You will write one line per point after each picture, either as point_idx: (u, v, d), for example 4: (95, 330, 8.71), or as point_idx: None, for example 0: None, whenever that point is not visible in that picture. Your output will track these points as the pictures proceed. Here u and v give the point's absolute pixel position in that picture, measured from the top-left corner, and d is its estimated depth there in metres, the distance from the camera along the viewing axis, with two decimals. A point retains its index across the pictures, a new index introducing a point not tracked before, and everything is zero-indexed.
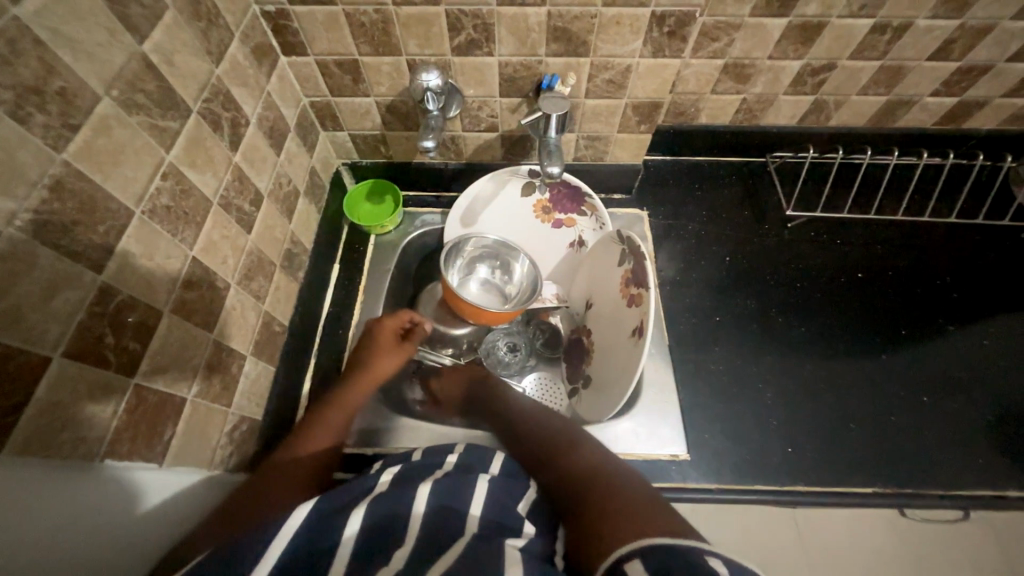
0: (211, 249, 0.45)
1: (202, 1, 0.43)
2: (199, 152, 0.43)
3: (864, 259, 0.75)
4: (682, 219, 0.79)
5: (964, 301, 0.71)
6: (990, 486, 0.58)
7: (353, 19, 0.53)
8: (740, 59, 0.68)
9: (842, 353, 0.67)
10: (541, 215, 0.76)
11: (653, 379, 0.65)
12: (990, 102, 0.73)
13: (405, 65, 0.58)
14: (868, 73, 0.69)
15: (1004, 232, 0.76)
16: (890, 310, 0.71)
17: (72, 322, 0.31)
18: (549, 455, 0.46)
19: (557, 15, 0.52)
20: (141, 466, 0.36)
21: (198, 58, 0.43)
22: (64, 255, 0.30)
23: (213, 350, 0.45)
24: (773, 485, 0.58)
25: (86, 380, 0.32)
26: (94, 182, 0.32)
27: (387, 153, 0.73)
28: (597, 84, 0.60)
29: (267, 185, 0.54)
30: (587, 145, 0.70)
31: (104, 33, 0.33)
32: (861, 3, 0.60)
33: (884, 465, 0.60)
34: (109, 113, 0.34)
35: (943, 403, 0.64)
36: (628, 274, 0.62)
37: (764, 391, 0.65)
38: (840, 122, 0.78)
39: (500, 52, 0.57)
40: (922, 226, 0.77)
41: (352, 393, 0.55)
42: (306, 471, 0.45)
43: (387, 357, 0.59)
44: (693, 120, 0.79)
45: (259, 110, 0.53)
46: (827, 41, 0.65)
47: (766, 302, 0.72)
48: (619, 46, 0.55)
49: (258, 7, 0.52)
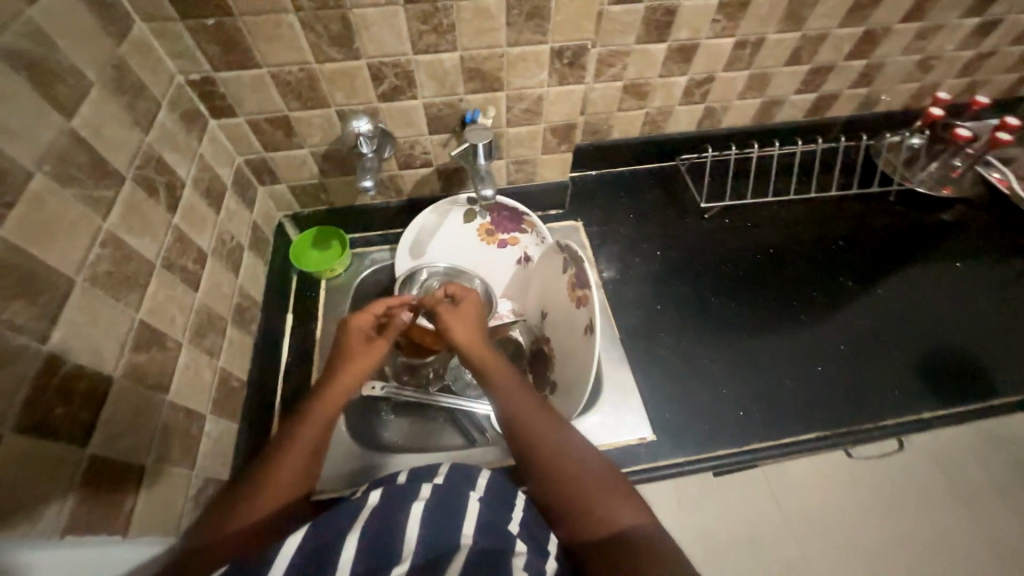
0: (158, 310, 0.45)
1: (126, 77, 0.45)
2: (136, 218, 0.44)
3: (773, 236, 0.85)
4: (614, 224, 0.87)
5: (858, 259, 0.82)
6: (909, 412, 0.66)
7: (279, 79, 0.57)
8: (636, 80, 0.77)
9: (769, 319, 0.75)
10: (486, 238, 0.80)
11: (611, 372, 0.70)
12: (841, 93, 0.87)
13: (335, 115, 0.62)
14: (741, 81, 0.81)
15: (877, 197, 0.90)
16: (802, 276, 0.80)
17: (19, 397, 0.30)
18: (548, 457, 0.45)
19: (469, 58, 0.59)
20: (103, 540, 0.35)
21: (127, 129, 0.44)
22: (6, 329, 0.30)
23: (170, 411, 0.44)
24: (732, 448, 0.64)
25: (37, 458, 0.31)
26: (32, 255, 0.33)
27: (328, 200, 0.75)
28: (515, 113, 0.67)
29: (210, 243, 0.55)
30: (517, 169, 0.77)
31: (31, 113, 0.34)
32: (722, 25, 0.72)
33: (821, 411, 0.67)
34: (42, 188, 0.34)
35: (859, 348, 0.72)
36: (572, 279, 0.67)
37: (711, 365, 0.71)
38: (730, 123, 0.90)
39: (423, 94, 0.62)
40: (813, 202, 0.90)
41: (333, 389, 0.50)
42: (301, 475, 0.44)
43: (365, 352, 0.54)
44: (608, 136, 0.88)
45: (194, 172, 0.54)
46: (703, 58, 0.76)
47: (698, 285, 0.79)
48: (528, 79, 0.62)
49: (182, 77, 0.54)
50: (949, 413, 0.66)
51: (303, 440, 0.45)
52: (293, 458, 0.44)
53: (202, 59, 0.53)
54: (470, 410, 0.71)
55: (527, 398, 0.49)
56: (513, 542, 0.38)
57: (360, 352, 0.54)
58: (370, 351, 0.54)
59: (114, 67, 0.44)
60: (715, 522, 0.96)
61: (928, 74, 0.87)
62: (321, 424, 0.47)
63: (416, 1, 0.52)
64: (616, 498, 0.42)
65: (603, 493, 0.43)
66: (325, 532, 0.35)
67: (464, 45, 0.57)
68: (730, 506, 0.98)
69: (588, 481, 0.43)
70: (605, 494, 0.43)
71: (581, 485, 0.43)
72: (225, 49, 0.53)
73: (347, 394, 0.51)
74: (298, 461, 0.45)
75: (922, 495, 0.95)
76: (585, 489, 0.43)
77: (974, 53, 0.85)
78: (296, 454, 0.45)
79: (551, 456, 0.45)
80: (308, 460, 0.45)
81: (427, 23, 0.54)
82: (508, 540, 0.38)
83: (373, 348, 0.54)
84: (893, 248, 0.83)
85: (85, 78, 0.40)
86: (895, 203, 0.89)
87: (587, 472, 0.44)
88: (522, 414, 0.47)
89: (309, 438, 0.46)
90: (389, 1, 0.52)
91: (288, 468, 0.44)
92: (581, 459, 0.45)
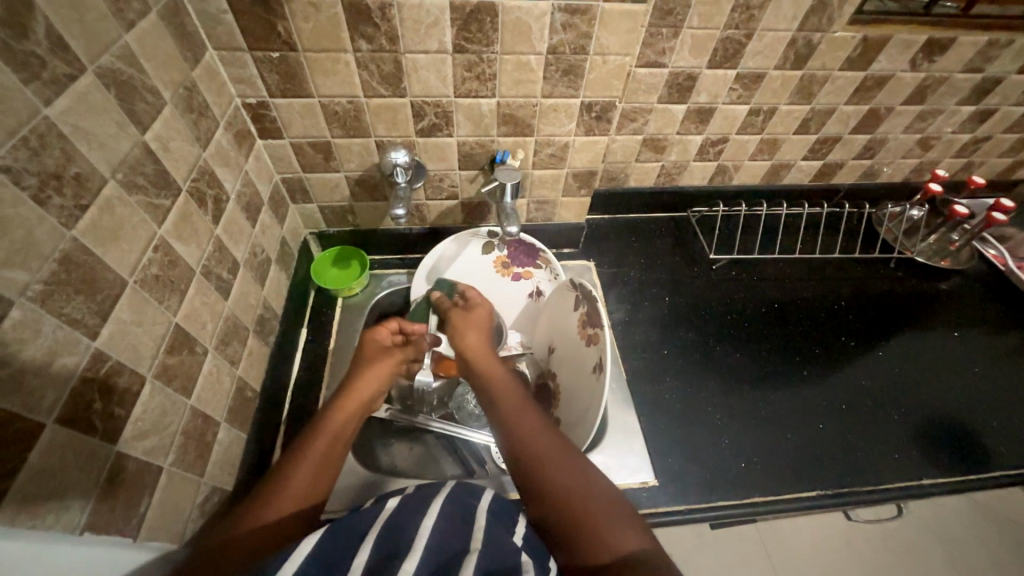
0: (193, 315, 0.47)
1: (194, 97, 0.49)
2: (186, 226, 0.46)
3: (778, 291, 0.88)
4: (625, 267, 0.90)
5: (859, 321, 0.84)
6: (909, 477, 0.67)
7: (327, 108, 0.61)
8: (655, 135, 0.82)
9: (771, 372, 0.77)
10: (501, 269, 0.83)
11: (616, 413, 0.71)
12: (846, 163, 0.93)
13: (374, 144, 0.66)
14: (753, 144, 0.86)
15: (878, 262, 0.93)
16: (805, 332, 0.82)
17: (66, 388, 0.32)
18: (564, 479, 0.44)
19: (505, 104, 0.63)
20: (117, 540, 0.36)
21: (189, 144, 0.48)
22: (65, 322, 0.32)
23: (190, 415, 0.45)
24: (733, 499, 0.64)
25: (73, 449, 0.32)
26: (96, 255, 0.35)
27: (354, 222, 0.78)
28: (541, 157, 0.71)
29: (243, 255, 0.57)
30: (537, 208, 0.80)
31: (115, 126, 0.38)
32: (738, 94, 0.77)
33: (822, 469, 0.67)
34: (113, 194, 0.37)
35: (860, 409, 0.73)
36: (583, 317, 0.68)
37: (713, 414, 0.72)
38: (740, 181, 0.94)
39: (458, 133, 0.66)
40: (817, 262, 0.93)
41: (346, 399, 0.54)
42: (313, 483, 0.45)
43: (375, 364, 0.59)
44: (625, 184, 0.92)
45: (238, 186, 0.57)
46: (718, 121, 0.81)
47: (704, 333, 0.81)
48: (558, 127, 0.67)
49: (239, 100, 0.58)
50: (949, 481, 0.67)
51: (315, 448, 0.47)
52: (304, 468, 0.46)
53: (261, 86, 0.57)
54: (470, 439, 0.72)
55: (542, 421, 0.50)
56: (519, 555, 0.37)
57: (374, 363, 0.59)
58: (383, 361, 0.60)
59: (185, 88, 0.48)
60: None
61: (928, 152, 0.93)
62: (335, 434, 0.49)
63: (463, 52, 0.57)
64: (622, 525, 0.41)
65: (609, 518, 0.41)
66: (330, 547, 0.35)
67: (502, 93, 0.62)
68: (723, 563, 0.96)
69: (595, 505, 0.42)
70: (612, 519, 0.41)
71: (587, 509, 0.42)
72: (283, 78, 0.57)
73: (362, 401, 0.55)
74: (309, 471, 0.46)
75: (919, 568, 0.93)
76: (590, 512, 0.42)
77: (970, 137, 0.91)
78: (308, 463, 0.46)
79: (557, 478, 0.44)
80: (317, 470, 0.46)
81: (471, 71, 0.59)
82: (514, 553, 0.37)
83: (386, 361, 0.60)
84: (893, 312, 0.86)
85: (161, 97, 0.44)
86: (895, 269, 0.92)
87: (593, 496, 0.43)
88: (536, 436, 0.48)
89: (321, 446, 0.48)
90: (439, 50, 0.56)
91: (299, 478, 0.45)
92: (587, 483, 0.44)
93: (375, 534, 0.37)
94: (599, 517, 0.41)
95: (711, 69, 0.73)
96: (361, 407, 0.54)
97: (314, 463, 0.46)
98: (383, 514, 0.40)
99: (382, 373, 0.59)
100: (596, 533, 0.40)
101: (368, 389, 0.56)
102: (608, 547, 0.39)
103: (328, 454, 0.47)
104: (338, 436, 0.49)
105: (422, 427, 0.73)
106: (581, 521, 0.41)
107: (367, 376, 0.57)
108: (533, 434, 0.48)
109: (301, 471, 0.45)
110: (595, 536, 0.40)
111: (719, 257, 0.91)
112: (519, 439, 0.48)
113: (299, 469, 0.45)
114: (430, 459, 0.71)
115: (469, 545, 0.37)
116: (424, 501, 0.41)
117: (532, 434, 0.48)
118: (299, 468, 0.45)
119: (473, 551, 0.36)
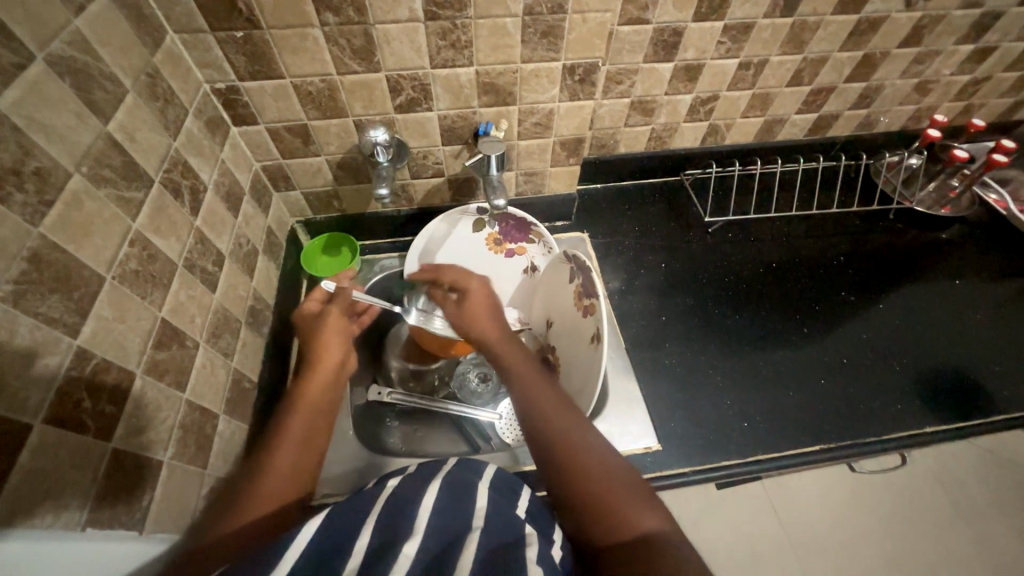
0: (179, 309, 0.46)
1: (158, 84, 0.48)
2: (163, 219, 0.45)
3: (778, 251, 0.87)
4: (619, 237, 0.88)
5: (859, 275, 0.83)
6: (910, 427, 0.67)
7: (300, 89, 0.59)
8: (643, 97, 0.80)
9: (772, 333, 0.76)
10: (494, 246, 0.81)
11: (617, 382, 0.71)
12: (842, 113, 0.90)
13: (353, 124, 0.64)
14: (744, 100, 0.84)
15: (877, 213, 0.92)
16: (804, 290, 0.82)
17: (51, 389, 0.32)
18: (574, 455, 0.45)
19: (483, 73, 0.61)
20: (121, 534, 0.36)
21: (157, 134, 0.46)
22: (42, 321, 0.32)
23: (187, 410, 0.45)
24: (738, 458, 0.64)
25: (64, 448, 0.32)
26: (68, 252, 0.35)
27: (340, 207, 0.77)
28: (526, 127, 0.69)
29: (227, 246, 0.56)
30: (526, 180, 0.79)
31: (74, 118, 0.36)
32: (727, 47, 0.74)
33: (826, 425, 0.67)
34: (79, 188, 0.36)
35: (859, 362, 0.73)
36: (578, 289, 0.67)
37: (716, 377, 0.71)
38: (733, 140, 0.92)
39: (438, 106, 0.64)
40: (815, 218, 0.91)
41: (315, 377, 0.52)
42: (298, 465, 0.44)
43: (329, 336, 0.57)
44: (615, 151, 0.90)
45: (215, 176, 0.56)
46: (707, 77, 0.79)
47: (704, 298, 0.80)
48: (541, 94, 0.65)
49: (208, 86, 0.56)
50: (952, 429, 0.67)
51: (290, 429, 0.46)
52: (288, 449, 0.44)
53: (229, 69, 0.55)
54: (476, 416, 0.73)
55: (550, 396, 0.50)
56: (523, 529, 0.38)
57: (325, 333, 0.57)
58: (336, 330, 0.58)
59: (148, 75, 0.46)
60: (717, 540, 0.97)
61: (925, 96, 0.90)
62: (310, 410, 0.49)
63: (436, 19, 0.55)
64: (637, 499, 0.41)
65: (626, 496, 0.41)
66: (334, 531, 0.35)
67: (480, 61, 0.60)
68: (733, 526, 0.97)
69: (611, 484, 0.42)
70: (628, 498, 0.41)
71: (601, 487, 0.42)
72: (251, 59, 0.55)
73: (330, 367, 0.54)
74: (288, 453, 0.44)
75: (927, 519, 0.95)
76: (602, 492, 0.42)
77: (969, 78, 0.88)
78: (290, 443, 0.45)
79: (573, 459, 0.44)
80: (299, 446, 0.45)
81: (446, 39, 0.57)
82: (517, 527, 0.38)
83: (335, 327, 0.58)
84: (892, 265, 0.85)
85: (121, 85, 0.42)
86: (894, 221, 0.91)
87: (609, 476, 0.43)
88: (546, 415, 0.48)
89: (299, 424, 0.47)
90: (410, 18, 0.54)
91: (281, 462, 0.43)
92: (604, 464, 0.44)
93: (378, 512, 0.37)
94: (616, 500, 0.41)
95: (697, 22, 0.70)
96: (335, 373, 0.54)
97: (295, 439, 0.45)
98: (385, 491, 0.40)
99: (336, 341, 0.57)
100: (609, 509, 0.41)
101: (332, 357, 0.55)
102: (625, 526, 0.39)
103: (309, 430, 0.47)
104: (314, 408, 0.49)
105: (424, 408, 0.74)
106: (596, 502, 0.41)
107: (324, 349, 0.56)
108: (551, 415, 0.48)
109: (282, 455, 0.44)
110: (608, 511, 0.41)
111: (713, 219, 0.90)
112: (533, 417, 0.49)
113: (281, 451, 0.44)
114: (434, 438, 0.72)
115: (471, 521, 0.37)
116: (424, 479, 0.41)
117: (552, 415, 0.48)
118: (280, 450, 0.44)
119: (475, 529, 0.36)
